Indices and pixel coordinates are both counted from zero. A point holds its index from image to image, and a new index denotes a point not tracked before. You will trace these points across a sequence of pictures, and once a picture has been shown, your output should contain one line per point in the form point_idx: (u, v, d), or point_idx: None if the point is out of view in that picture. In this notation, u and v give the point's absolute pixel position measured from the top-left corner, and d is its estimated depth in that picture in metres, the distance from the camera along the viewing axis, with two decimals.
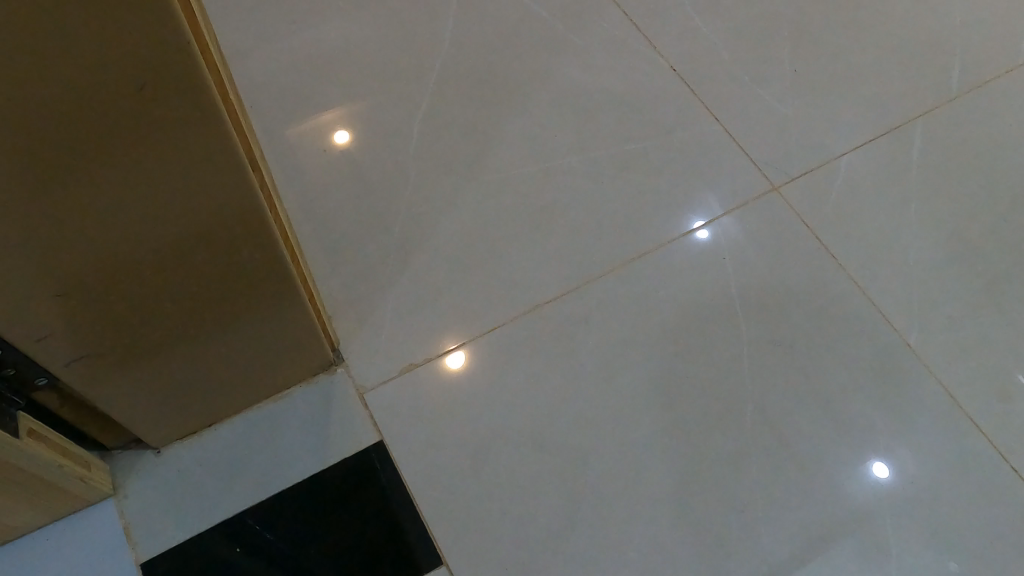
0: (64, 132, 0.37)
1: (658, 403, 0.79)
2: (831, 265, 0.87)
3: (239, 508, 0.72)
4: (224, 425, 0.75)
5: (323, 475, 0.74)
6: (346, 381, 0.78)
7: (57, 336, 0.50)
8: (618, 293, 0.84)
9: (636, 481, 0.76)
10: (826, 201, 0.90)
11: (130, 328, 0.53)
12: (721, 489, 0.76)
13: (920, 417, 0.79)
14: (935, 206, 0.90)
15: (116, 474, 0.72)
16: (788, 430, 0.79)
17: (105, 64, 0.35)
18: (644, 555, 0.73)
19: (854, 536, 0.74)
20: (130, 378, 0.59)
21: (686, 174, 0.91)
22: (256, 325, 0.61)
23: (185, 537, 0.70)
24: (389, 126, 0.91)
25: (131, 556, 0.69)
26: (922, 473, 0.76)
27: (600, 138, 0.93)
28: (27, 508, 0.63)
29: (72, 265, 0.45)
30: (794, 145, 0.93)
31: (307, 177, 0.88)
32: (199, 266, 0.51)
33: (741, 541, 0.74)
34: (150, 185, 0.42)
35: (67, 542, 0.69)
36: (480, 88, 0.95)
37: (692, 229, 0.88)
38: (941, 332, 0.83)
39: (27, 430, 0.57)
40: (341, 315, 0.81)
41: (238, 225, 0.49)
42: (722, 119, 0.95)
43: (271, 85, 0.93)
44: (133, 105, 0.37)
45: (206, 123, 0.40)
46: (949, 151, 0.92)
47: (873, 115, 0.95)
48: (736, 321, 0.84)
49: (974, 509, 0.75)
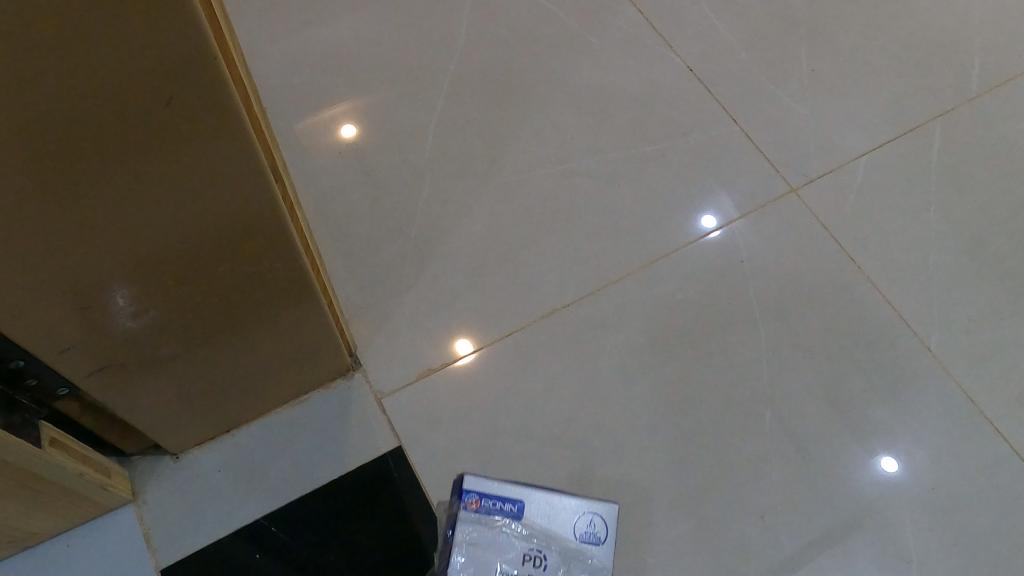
0: (88, 150, 0.37)
1: (677, 409, 0.79)
2: (851, 268, 0.86)
3: (258, 512, 0.72)
4: (242, 431, 0.75)
5: (341, 480, 0.74)
6: (363, 387, 0.78)
7: (80, 348, 0.50)
8: (636, 298, 0.84)
9: (654, 486, 0.75)
10: (844, 203, 0.89)
11: (151, 338, 0.53)
12: (740, 494, 0.75)
13: (941, 422, 0.79)
14: (955, 208, 0.89)
15: (135, 480, 0.72)
16: (807, 435, 0.78)
17: (136, 83, 0.35)
18: (664, 562, 0.73)
19: (874, 542, 0.73)
20: (150, 386, 0.59)
21: (703, 176, 0.91)
22: (276, 332, 0.62)
23: (205, 542, 0.71)
24: (404, 128, 0.91)
25: (151, 561, 0.70)
26: (943, 478, 0.76)
27: (617, 139, 0.92)
28: (49, 516, 0.63)
29: (96, 278, 0.45)
30: (813, 146, 0.92)
31: (321, 179, 0.88)
32: (221, 276, 0.51)
33: (762, 547, 0.73)
34: (175, 199, 0.42)
35: (86, 549, 0.69)
36: (496, 89, 0.94)
37: (708, 230, 0.88)
38: (962, 336, 0.82)
39: (49, 440, 0.57)
40: (358, 319, 0.81)
41: (261, 235, 0.49)
42: (739, 119, 0.94)
43: (284, 86, 0.93)
44: (161, 123, 0.37)
45: (231, 137, 0.40)
46: (970, 151, 0.92)
47: (891, 115, 0.94)
48: (755, 325, 0.83)
49: (993, 515, 0.75)
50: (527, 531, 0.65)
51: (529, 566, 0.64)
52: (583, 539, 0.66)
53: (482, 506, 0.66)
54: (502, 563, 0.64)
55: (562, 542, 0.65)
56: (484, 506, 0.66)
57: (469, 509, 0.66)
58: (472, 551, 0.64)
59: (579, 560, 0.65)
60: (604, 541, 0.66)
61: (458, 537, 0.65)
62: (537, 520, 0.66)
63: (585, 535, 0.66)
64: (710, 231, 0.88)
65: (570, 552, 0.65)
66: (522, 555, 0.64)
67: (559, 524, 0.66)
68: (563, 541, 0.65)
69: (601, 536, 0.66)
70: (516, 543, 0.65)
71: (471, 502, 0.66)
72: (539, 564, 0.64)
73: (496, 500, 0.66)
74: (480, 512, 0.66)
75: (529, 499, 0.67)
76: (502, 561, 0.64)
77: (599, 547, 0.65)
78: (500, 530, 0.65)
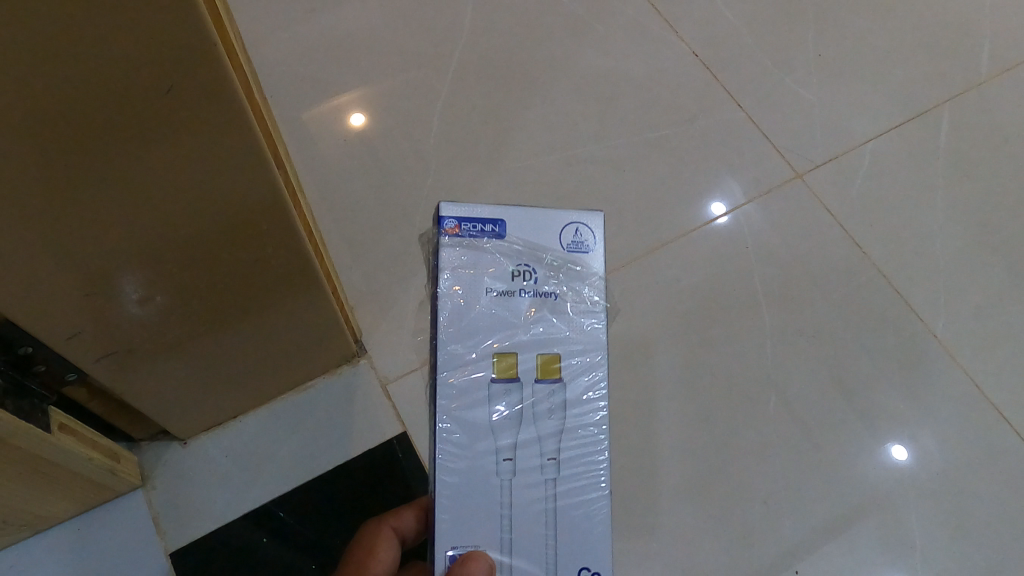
0: (91, 139, 0.37)
1: (682, 395, 0.79)
2: (856, 254, 0.86)
3: (268, 496, 0.73)
4: (248, 416, 0.76)
5: (348, 466, 0.75)
6: (369, 373, 0.78)
7: (86, 334, 0.50)
8: (640, 284, 0.84)
9: (659, 472, 0.76)
10: (851, 188, 0.89)
11: (157, 324, 0.53)
12: (744, 481, 0.76)
13: (947, 407, 0.78)
14: (963, 193, 0.88)
15: (144, 465, 0.73)
16: (812, 421, 0.78)
17: (136, 72, 0.35)
18: (667, 547, 0.73)
19: (878, 528, 0.74)
20: (156, 371, 0.59)
21: (709, 162, 0.90)
22: (280, 318, 0.62)
23: (214, 527, 0.72)
24: (409, 115, 0.91)
25: (160, 546, 0.71)
26: (949, 463, 0.76)
27: (622, 125, 0.92)
28: (59, 500, 0.64)
29: (100, 264, 0.45)
30: (819, 132, 0.92)
31: (326, 166, 0.88)
32: (224, 261, 0.51)
33: (765, 532, 0.74)
34: (176, 185, 0.43)
35: (95, 533, 0.70)
36: (501, 75, 0.94)
37: (715, 215, 0.88)
38: (969, 322, 0.82)
39: (58, 425, 0.58)
40: (363, 306, 0.81)
41: (262, 221, 0.49)
42: (745, 105, 0.93)
43: (289, 73, 0.92)
44: (162, 110, 0.37)
45: (230, 123, 0.40)
46: (978, 136, 0.91)
47: (899, 99, 0.93)
48: (759, 311, 0.83)
49: (998, 501, 0.75)
50: (511, 244, 0.66)
51: (521, 279, 0.65)
52: (568, 250, 0.68)
53: (463, 232, 0.66)
54: (489, 280, 0.65)
55: (549, 252, 0.67)
56: (465, 232, 0.66)
57: (450, 237, 0.65)
58: (463, 274, 0.65)
59: (568, 272, 0.67)
60: (589, 250, 0.68)
61: (446, 262, 0.65)
62: (522, 236, 0.66)
63: (569, 246, 0.68)
64: (718, 217, 0.87)
65: (558, 261, 0.67)
66: (512, 268, 0.65)
67: (544, 238, 0.67)
68: (548, 253, 0.66)
69: (586, 245, 0.68)
70: (502, 260, 0.65)
71: (451, 227, 0.65)
72: (530, 276, 0.65)
73: (476, 225, 0.66)
74: (462, 237, 0.65)
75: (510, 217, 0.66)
76: (492, 279, 0.65)
77: (587, 254, 0.68)
78: (485, 249, 0.65)
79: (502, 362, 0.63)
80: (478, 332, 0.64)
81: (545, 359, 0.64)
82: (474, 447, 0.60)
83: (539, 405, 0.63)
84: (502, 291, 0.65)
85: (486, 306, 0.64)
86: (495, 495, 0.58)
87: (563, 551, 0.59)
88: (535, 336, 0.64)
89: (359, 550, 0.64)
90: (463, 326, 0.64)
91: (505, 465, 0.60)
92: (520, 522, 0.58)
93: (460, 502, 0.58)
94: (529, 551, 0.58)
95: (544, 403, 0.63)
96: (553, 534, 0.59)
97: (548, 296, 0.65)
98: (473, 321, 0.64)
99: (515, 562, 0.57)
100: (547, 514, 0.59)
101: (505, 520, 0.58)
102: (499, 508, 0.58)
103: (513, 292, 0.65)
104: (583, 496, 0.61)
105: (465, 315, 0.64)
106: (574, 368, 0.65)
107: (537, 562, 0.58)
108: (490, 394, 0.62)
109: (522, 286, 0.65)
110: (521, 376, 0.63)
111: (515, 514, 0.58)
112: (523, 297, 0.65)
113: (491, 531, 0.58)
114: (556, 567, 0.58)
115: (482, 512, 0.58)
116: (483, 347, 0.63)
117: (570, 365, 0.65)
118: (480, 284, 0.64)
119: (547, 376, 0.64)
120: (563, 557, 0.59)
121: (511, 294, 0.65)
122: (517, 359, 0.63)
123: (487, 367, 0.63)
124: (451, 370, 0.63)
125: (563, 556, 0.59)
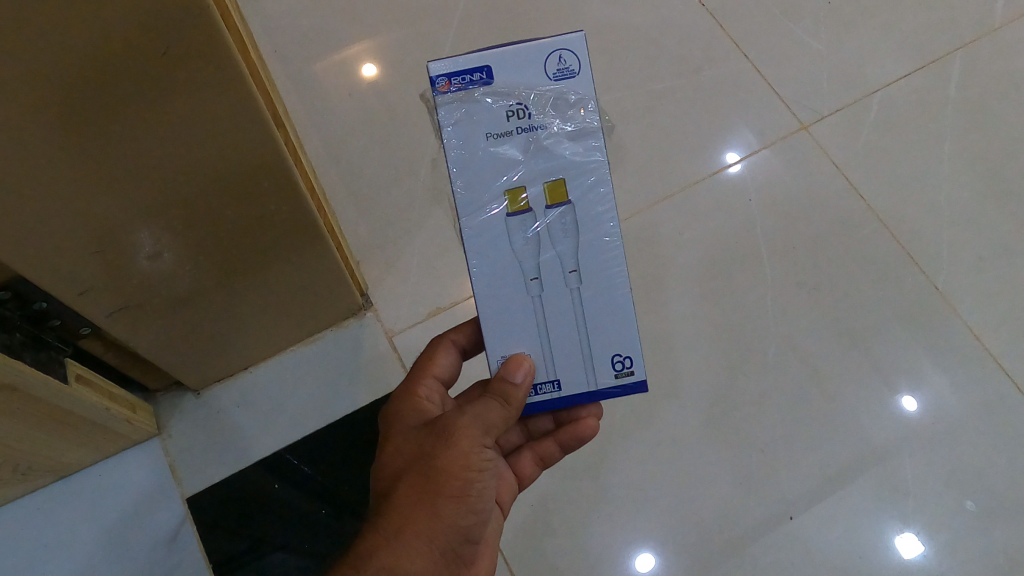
0: (92, 101, 0.38)
1: (682, 347, 0.80)
2: (860, 206, 0.85)
3: (279, 445, 0.76)
4: (259, 368, 0.78)
5: (355, 414, 0.77)
6: (375, 325, 0.80)
7: (99, 290, 0.52)
8: (643, 238, 0.84)
9: (658, 422, 0.77)
10: (857, 139, 0.88)
11: (167, 279, 0.55)
12: (742, 429, 0.77)
13: (946, 357, 0.79)
14: (970, 143, 0.87)
15: (160, 415, 0.76)
16: (810, 370, 0.79)
17: (129, 33, 0.35)
18: (664, 493, 0.75)
19: (873, 476, 0.75)
20: (167, 324, 0.61)
21: (715, 113, 0.90)
22: (287, 273, 0.64)
23: (228, 473, 0.74)
24: (413, 67, 0.91)
25: (177, 491, 0.73)
26: (947, 412, 0.77)
27: (626, 77, 0.91)
28: (80, 448, 0.67)
29: (110, 221, 0.46)
30: (826, 82, 0.91)
31: (331, 120, 0.88)
32: (230, 218, 0.52)
33: (761, 480, 0.75)
34: (179, 144, 0.43)
35: (114, 480, 0.73)
36: (506, 27, 0.93)
37: (729, 162, 0.88)
38: (970, 273, 0.82)
39: (75, 376, 0.60)
40: (368, 260, 0.82)
41: (265, 179, 0.50)
42: (751, 54, 0.93)
43: (293, 26, 0.92)
44: (159, 72, 0.38)
45: (228, 83, 0.41)
46: (990, 84, 0.90)
47: (909, 47, 0.92)
48: (761, 263, 0.83)
49: (994, 449, 0.75)
50: (499, 90, 0.51)
51: (516, 119, 0.51)
52: (557, 81, 0.52)
53: (454, 87, 0.51)
54: (484, 124, 0.51)
55: (543, 85, 0.52)
56: (457, 86, 0.51)
57: (442, 96, 0.52)
58: (458, 124, 0.51)
59: (562, 102, 0.52)
60: (580, 74, 0.52)
61: (441, 116, 0.51)
62: (511, 77, 0.51)
63: (556, 78, 0.52)
64: (732, 164, 0.88)
65: (556, 93, 0.52)
66: (505, 107, 0.51)
67: (531, 69, 0.51)
68: (541, 85, 0.52)
69: (576, 73, 0.52)
70: (493, 104, 0.51)
71: (441, 85, 0.51)
72: (525, 113, 0.51)
73: (463, 80, 0.51)
74: (451, 95, 0.51)
75: (496, 55, 0.51)
76: (487, 123, 0.51)
77: (579, 79, 0.52)
78: (477, 100, 0.51)
79: (514, 196, 0.52)
80: (481, 178, 0.52)
81: (553, 184, 0.52)
82: (501, 280, 0.52)
83: (557, 233, 0.52)
84: (500, 135, 0.52)
85: (486, 148, 0.52)
86: (526, 306, 0.52)
87: (598, 347, 0.53)
88: (540, 167, 0.52)
89: (419, 359, 0.60)
90: (470, 174, 0.52)
91: (533, 286, 0.52)
92: (557, 328, 0.52)
93: (492, 320, 0.52)
94: (569, 360, 0.53)
95: (562, 230, 0.52)
96: (588, 340, 0.53)
97: (550, 133, 0.52)
98: (474, 176, 0.52)
99: (555, 363, 0.53)
100: (580, 318, 0.52)
101: (542, 329, 0.52)
102: (534, 327, 0.52)
103: (509, 133, 0.52)
104: (608, 295, 0.53)
105: (466, 174, 0.52)
106: (583, 188, 0.52)
107: (578, 365, 0.53)
108: (505, 231, 0.52)
109: (518, 126, 0.51)
110: (533, 207, 0.52)
111: (551, 329, 0.52)
112: (521, 140, 0.52)
113: (530, 335, 0.52)
114: (592, 364, 0.53)
115: (515, 320, 0.52)
116: (495, 187, 0.52)
117: (577, 182, 0.52)
118: (477, 127, 0.51)
119: (557, 201, 0.52)
120: (598, 350, 0.53)
121: (510, 139, 0.52)
122: (525, 190, 0.52)
123: (499, 205, 0.52)
124: (470, 216, 0.52)
125: (597, 349, 0.53)
